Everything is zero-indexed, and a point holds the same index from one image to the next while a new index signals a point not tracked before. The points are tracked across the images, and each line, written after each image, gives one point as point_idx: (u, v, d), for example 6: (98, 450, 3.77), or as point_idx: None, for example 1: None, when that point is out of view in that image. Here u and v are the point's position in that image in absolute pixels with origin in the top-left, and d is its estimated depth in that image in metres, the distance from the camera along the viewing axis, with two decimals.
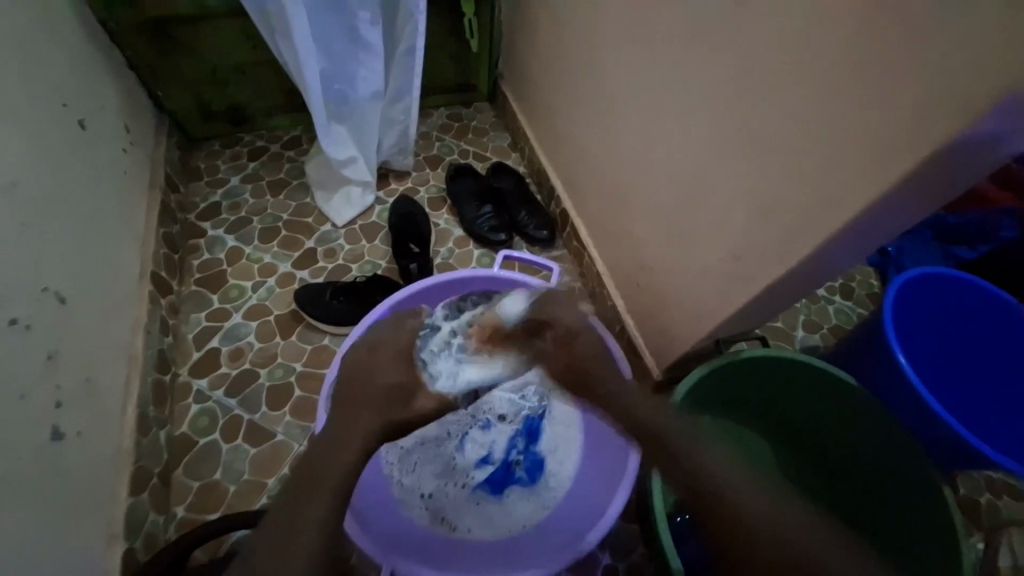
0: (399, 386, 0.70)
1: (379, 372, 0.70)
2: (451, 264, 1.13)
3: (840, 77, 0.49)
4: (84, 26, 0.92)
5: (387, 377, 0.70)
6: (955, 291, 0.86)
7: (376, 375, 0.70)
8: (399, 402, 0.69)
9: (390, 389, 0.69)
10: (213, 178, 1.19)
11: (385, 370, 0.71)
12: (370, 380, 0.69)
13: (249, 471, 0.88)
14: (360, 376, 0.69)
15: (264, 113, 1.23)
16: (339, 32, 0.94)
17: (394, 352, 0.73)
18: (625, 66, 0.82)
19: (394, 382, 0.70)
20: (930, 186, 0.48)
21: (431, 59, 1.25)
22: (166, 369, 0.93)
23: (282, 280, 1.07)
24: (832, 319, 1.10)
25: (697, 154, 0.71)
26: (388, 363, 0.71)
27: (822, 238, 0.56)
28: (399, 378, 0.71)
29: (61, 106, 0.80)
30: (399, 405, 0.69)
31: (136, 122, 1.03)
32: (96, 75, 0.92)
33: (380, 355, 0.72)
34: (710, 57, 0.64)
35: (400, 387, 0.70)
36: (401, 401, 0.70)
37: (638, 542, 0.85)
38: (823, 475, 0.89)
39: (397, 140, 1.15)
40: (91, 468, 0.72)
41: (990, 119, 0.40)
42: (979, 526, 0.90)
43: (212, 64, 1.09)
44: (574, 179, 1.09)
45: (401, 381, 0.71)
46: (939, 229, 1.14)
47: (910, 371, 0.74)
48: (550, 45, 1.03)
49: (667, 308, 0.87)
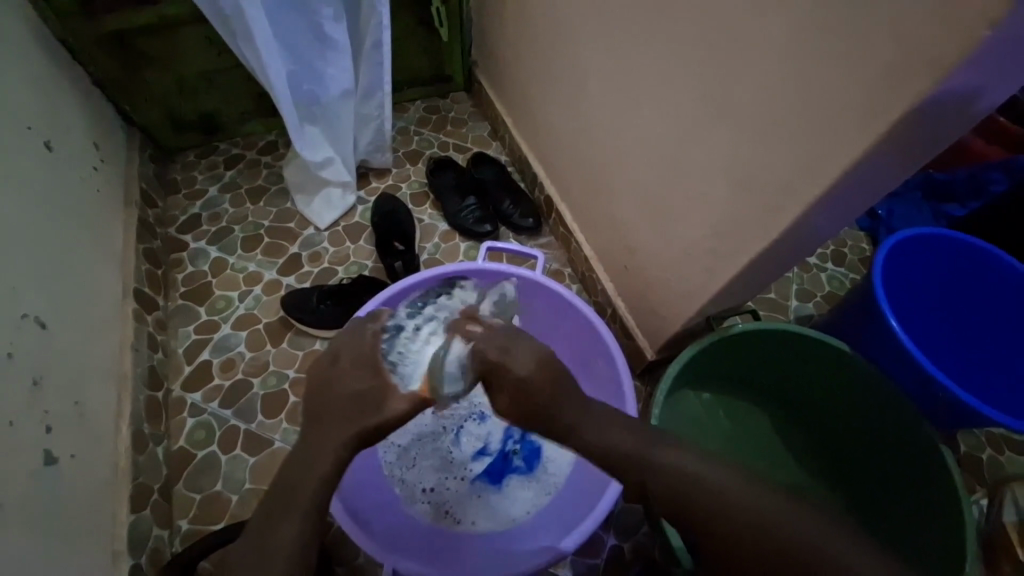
0: (365, 392, 0.64)
1: (343, 381, 0.65)
2: (438, 259, 1.12)
3: (809, 35, 0.47)
4: (44, 44, 0.90)
5: (354, 384, 0.65)
6: (946, 249, 0.85)
7: (342, 383, 0.65)
8: (367, 409, 0.63)
9: (355, 396, 0.64)
10: (192, 190, 1.17)
11: (349, 378, 0.65)
12: (333, 390, 0.65)
13: (250, 480, 0.89)
14: (323, 389, 0.65)
15: (237, 119, 1.21)
16: (303, 31, 0.92)
17: (353, 358, 0.67)
18: (596, 45, 0.80)
19: (361, 389, 0.64)
20: (905, 143, 0.47)
21: (403, 52, 1.23)
22: (159, 386, 0.93)
23: (269, 288, 1.06)
24: (824, 286, 1.10)
25: (672, 128, 0.69)
26: (350, 370, 0.66)
27: (802, 205, 0.54)
28: (366, 384, 0.65)
29: (27, 129, 0.78)
30: (367, 410, 0.63)
31: (106, 138, 1.01)
32: (61, 94, 0.90)
33: (339, 363, 0.67)
34: (678, 25, 0.62)
35: (367, 394, 0.64)
36: (369, 405, 0.63)
37: (642, 521, 0.85)
38: (823, 443, 0.89)
39: (373, 137, 1.14)
40: (87, 491, 0.72)
41: (963, 69, 0.38)
42: (981, 481, 0.90)
43: (179, 74, 1.07)
44: (555, 164, 1.07)
45: (371, 387, 0.65)
46: (927, 187, 1.13)
47: (904, 336, 0.73)
48: (520, 28, 1.01)
49: (656, 289, 0.86)
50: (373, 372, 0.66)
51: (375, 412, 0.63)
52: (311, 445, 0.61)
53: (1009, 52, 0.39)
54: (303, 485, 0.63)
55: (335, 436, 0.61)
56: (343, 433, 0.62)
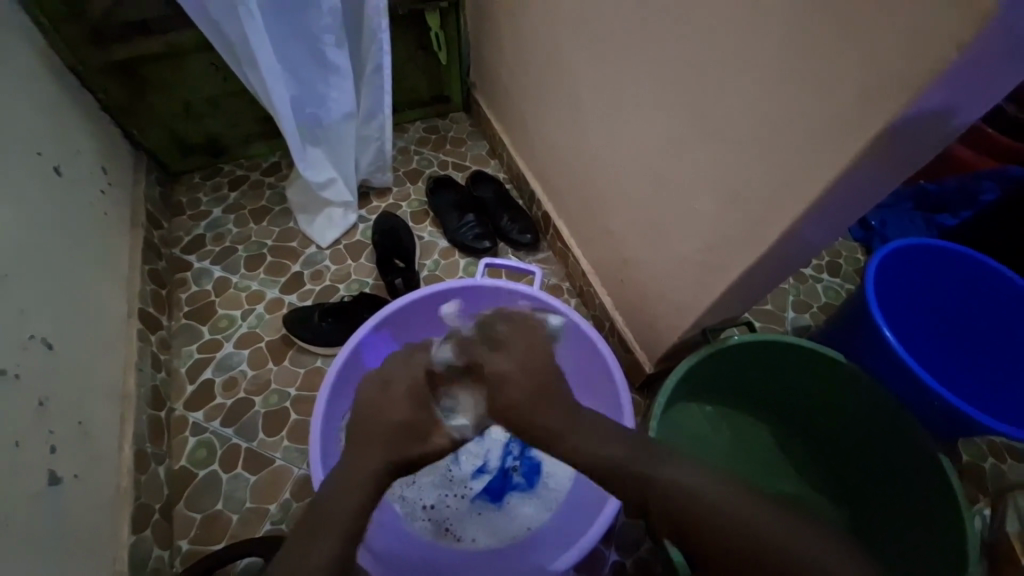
0: (410, 423, 0.72)
1: (387, 410, 0.72)
2: (438, 276, 1.14)
3: (788, 53, 0.50)
4: (56, 74, 0.93)
5: (397, 416, 0.72)
6: (937, 259, 0.86)
7: (384, 413, 0.72)
8: (411, 441, 0.71)
9: (399, 428, 0.71)
10: (196, 212, 1.20)
11: (393, 409, 0.72)
12: (380, 417, 0.72)
13: (250, 499, 0.89)
14: (371, 413, 0.72)
15: (241, 141, 1.24)
16: (305, 56, 0.94)
17: (407, 388, 0.76)
18: (587, 67, 0.82)
19: (403, 421, 0.72)
20: (883, 159, 0.49)
21: (402, 75, 1.26)
22: (161, 405, 0.94)
23: (271, 306, 1.08)
24: (820, 297, 1.11)
25: (662, 145, 0.71)
26: (398, 401, 0.74)
27: (788, 218, 0.56)
28: (408, 416, 0.73)
29: (36, 155, 0.80)
30: (410, 442, 0.71)
31: (114, 162, 1.04)
32: (71, 121, 0.92)
33: (392, 390, 0.75)
34: (665, 47, 0.65)
35: (409, 426, 0.72)
36: (412, 439, 0.71)
37: (644, 536, 0.85)
38: (824, 456, 0.89)
39: (373, 157, 1.16)
40: (88, 510, 0.72)
41: (933, 88, 0.40)
42: (984, 491, 0.89)
43: (186, 99, 1.11)
44: (551, 181, 1.09)
45: (412, 419, 0.73)
46: (920, 198, 1.15)
47: (900, 347, 0.73)
48: (515, 52, 1.04)
49: (652, 302, 0.87)
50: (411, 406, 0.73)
51: (417, 442, 0.72)
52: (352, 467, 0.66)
53: (977, 73, 0.40)
54: (336, 512, 0.61)
55: (374, 460, 0.67)
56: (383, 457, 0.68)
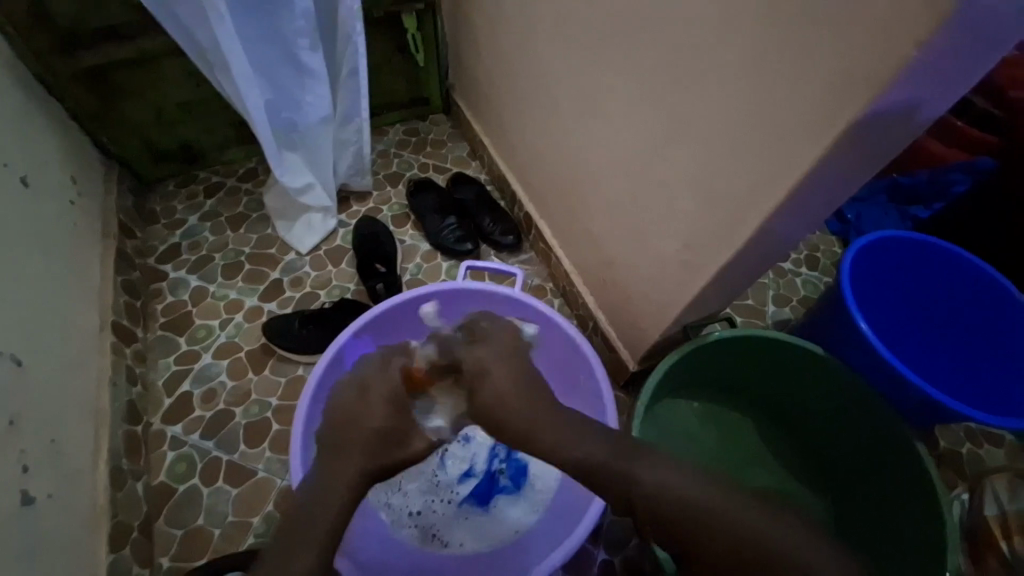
0: (389, 431, 0.68)
1: (362, 416, 0.68)
2: (421, 280, 1.13)
3: (756, 52, 0.50)
4: (20, 81, 0.90)
5: (371, 423, 0.68)
6: (911, 250, 0.87)
7: (361, 419, 0.68)
8: (391, 445, 0.67)
9: (377, 435, 0.67)
10: (171, 220, 1.17)
11: (370, 412, 0.68)
12: (356, 425, 0.68)
13: (233, 513, 0.87)
14: (347, 420, 0.68)
15: (216, 148, 1.22)
16: (278, 60, 0.93)
17: (383, 394, 0.71)
18: (563, 68, 0.82)
19: (378, 427, 0.67)
20: (851, 155, 0.49)
21: (380, 77, 1.25)
22: (138, 419, 0.91)
23: (250, 315, 1.06)
24: (800, 290, 1.12)
25: (639, 144, 0.71)
26: (376, 405, 0.69)
27: (760, 215, 0.57)
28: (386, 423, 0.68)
29: (2, 166, 0.78)
30: (389, 446, 0.67)
31: (82, 171, 1.01)
32: (37, 130, 0.90)
33: (369, 396, 0.70)
34: (638, 47, 0.65)
35: (385, 434, 0.68)
36: (393, 444, 0.67)
37: (631, 534, 0.85)
38: (807, 447, 0.90)
39: (352, 162, 1.15)
40: (64, 531, 0.70)
41: (896, 86, 0.41)
42: (962, 476, 0.91)
43: (156, 106, 1.08)
44: (532, 182, 1.09)
45: (387, 426, 0.68)
46: (893, 190, 1.17)
47: (875, 338, 0.75)
48: (492, 53, 1.04)
49: (633, 301, 0.88)
50: (392, 411, 0.69)
51: (398, 448, 0.68)
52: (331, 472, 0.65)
53: (937, 69, 0.41)
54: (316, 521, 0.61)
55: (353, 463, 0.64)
56: (358, 464, 0.64)
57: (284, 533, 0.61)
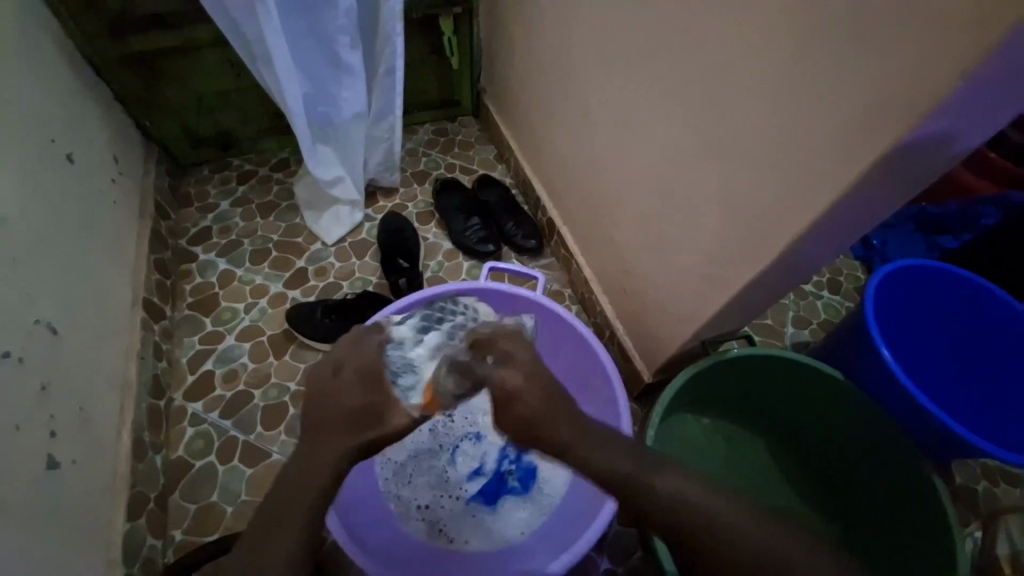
0: (362, 411, 0.65)
1: (338, 395, 0.66)
2: (441, 277, 1.14)
3: (796, 73, 0.50)
4: (73, 63, 0.94)
5: (349, 401, 0.66)
6: (937, 281, 0.86)
7: (337, 399, 0.66)
8: (368, 423, 0.64)
9: (353, 411, 0.65)
10: (204, 204, 1.20)
11: (348, 395, 0.66)
12: (332, 404, 0.66)
13: (246, 492, 0.89)
14: (323, 400, 0.66)
15: (251, 136, 1.25)
16: (318, 56, 0.96)
17: (356, 370, 0.67)
18: (596, 77, 0.83)
19: (358, 405, 0.65)
20: (885, 180, 0.50)
21: (413, 77, 1.28)
22: (161, 394, 0.94)
23: (274, 300, 1.08)
24: (820, 313, 1.12)
25: (668, 157, 0.72)
26: (350, 385, 0.66)
27: (789, 235, 0.57)
28: (361, 403, 0.65)
29: (49, 141, 0.81)
30: (367, 426, 0.64)
31: (124, 151, 1.05)
32: (85, 109, 0.94)
33: (344, 373, 0.67)
34: (673, 61, 0.66)
35: (366, 410, 0.64)
36: (372, 422, 0.65)
37: (637, 545, 0.85)
38: (821, 472, 0.89)
39: (381, 158, 1.17)
40: (86, 496, 0.73)
41: (935, 115, 0.41)
42: (977, 512, 0.89)
43: (198, 92, 1.12)
44: (557, 187, 1.10)
45: (368, 403, 0.65)
46: (921, 219, 1.16)
47: (897, 366, 0.74)
48: (526, 58, 1.06)
49: (652, 312, 0.88)
50: (371, 388, 0.66)
51: (374, 426, 0.64)
52: (317, 450, 0.66)
53: (978, 102, 0.41)
54: None
55: (336, 442, 0.64)
56: (342, 442, 0.64)
57: (270, 506, 0.64)
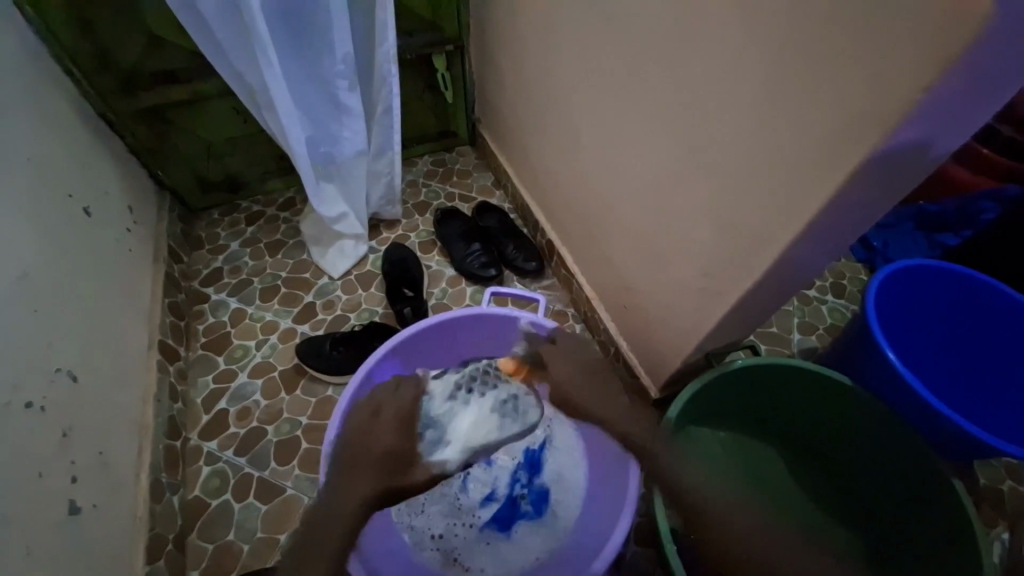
0: (396, 451, 0.85)
1: (377, 438, 0.83)
2: (446, 304, 1.16)
3: (772, 90, 0.52)
4: (88, 122, 0.99)
5: (382, 444, 0.84)
6: (938, 280, 0.86)
7: (373, 440, 0.83)
8: (396, 468, 0.85)
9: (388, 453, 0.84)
10: (215, 246, 1.25)
11: (382, 435, 0.84)
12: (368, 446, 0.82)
13: (262, 529, 0.89)
14: (361, 440, 0.81)
15: (259, 179, 1.30)
16: (319, 100, 1.00)
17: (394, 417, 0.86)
18: (585, 104, 0.86)
19: (388, 448, 0.84)
20: (868, 188, 0.51)
21: (411, 113, 1.33)
22: (177, 434, 0.96)
23: (285, 336, 1.11)
24: (826, 318, 1.11)
25: (658, 175, 0.74)
26: (387, 428, 0.85)
27: (779, 246, 0.58)
28: (395, 445, 0.85)
29: (67, 196, 0.86)
30: (397, 468, 0.85)
31: (138, 201, 1.10)
32: (101, 164, 0.99)
33: (383, 418, 0.85)
34: (655, 86, 0.69)
35: (394, 453, 0.85)
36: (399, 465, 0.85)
37: (655, 566, 0.84)
38: (835, 479, 0.88)
39: (383, 191, 1.21)
40: (106, 540, 0.74)
41: (904, 126, 0.43)
42: (1003, 514, 0.87)
43: (207, 141, 1.17)
44: (554, 210, 1.13)
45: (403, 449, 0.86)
46: (920, 218, 1.16)
47: (906, 370, 0.73)
48: (516, 89, 1.10)
49: (655, 327, 0.89)
50: (405, 435, 0.87)
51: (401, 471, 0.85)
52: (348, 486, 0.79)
53: (945, 110, 0.43)
54: None
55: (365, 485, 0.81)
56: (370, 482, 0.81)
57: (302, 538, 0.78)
